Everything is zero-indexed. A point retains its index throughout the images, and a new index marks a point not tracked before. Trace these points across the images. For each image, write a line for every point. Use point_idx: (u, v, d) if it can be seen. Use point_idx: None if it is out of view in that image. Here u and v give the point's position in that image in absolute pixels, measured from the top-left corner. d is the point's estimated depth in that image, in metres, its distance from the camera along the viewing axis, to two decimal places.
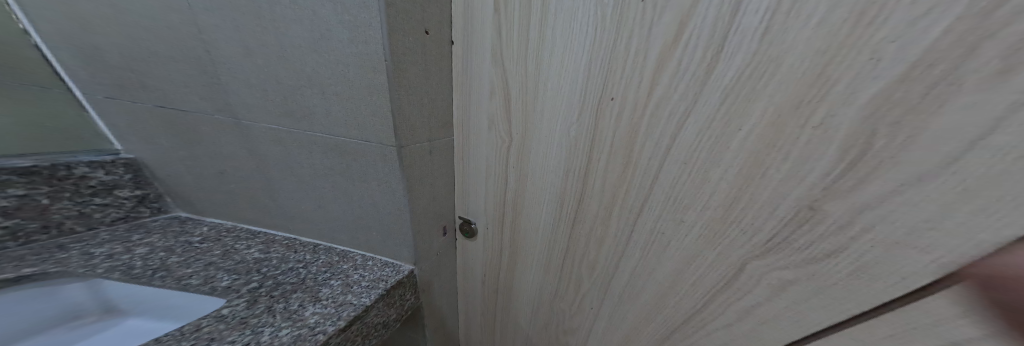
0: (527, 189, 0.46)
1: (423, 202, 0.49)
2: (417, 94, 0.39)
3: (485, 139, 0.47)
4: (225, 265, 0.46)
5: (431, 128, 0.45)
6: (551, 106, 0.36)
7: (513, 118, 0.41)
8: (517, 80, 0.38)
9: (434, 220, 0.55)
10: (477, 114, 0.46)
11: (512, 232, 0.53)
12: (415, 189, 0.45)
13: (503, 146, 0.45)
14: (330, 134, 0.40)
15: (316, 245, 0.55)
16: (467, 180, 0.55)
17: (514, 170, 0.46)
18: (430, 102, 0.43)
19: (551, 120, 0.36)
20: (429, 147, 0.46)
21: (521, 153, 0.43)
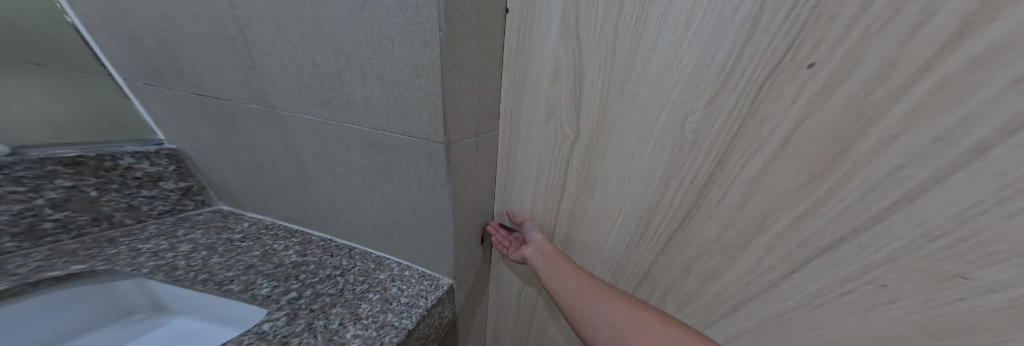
0: (595, 194, 0.39)
1: (467, 206, 0.43)
2: (467, 79, 0.31)
3: (540, 133, 0.40)
4: (264, 259, 0.45)
5: (480, 121, 0.38)
6: (650, 90, 0.29)
7: (586, 107, 0.34)
8: (596, 60, 0.31)
9: (474, 226, 0.48)
10: (531, 104, 0.39)
11: (566, 241, 0.46)
12: (459, 194, 0.39)
13: (564, 144, 0.38)
14: (369, 127, 0.33)
15: (351, 249, 0.52)
16: (512, 181, 0.48)
17: (578, 171, 0.39)
18: (481, 90, 0.36)
19: (652, 107, 0.29)
20: (476, 144, 0.39)
21: (593, 152, 0.36)
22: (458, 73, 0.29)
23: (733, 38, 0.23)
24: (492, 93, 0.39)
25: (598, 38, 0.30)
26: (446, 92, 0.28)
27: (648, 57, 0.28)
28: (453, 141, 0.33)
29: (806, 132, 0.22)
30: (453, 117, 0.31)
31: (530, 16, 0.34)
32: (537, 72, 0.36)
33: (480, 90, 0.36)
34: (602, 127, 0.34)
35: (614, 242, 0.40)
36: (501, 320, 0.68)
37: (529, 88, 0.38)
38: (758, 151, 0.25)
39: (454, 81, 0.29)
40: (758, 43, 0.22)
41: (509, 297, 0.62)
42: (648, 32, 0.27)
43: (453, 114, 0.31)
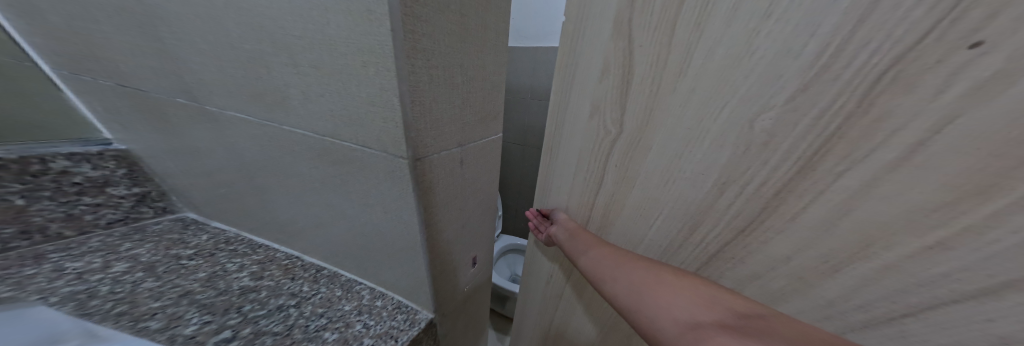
0: (639, 207, 0.31)
1: (444, 225, 0.36)
2: (435, 73, 0.24)
3: (582, 129, 0.34)
4: (215, 284, 0.38)
5: (455, 130, 0.30)
6: (709, 84, 0.22)
7: (636, 95, 0.27)
8: (646, 50, 0.25)
9: (450, 247, 0.41)
10: (575, 97, 0.34)
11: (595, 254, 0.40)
12: (431, 216, 0.31)
13: (604, 143, 0.32)
14: (312, 131, 0.25)
15: (317, 271, 0.45)
16: (546, 181, 0.43)
17: (620, 178, 0.32)
18: (454, 92, 0.28)
19: (703, 104, 0.23)
20: (453, 156, 0.31)
21: (632, 156, 0.29)
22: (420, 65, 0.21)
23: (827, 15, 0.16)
24: (469, 94, 0.31)
25: (651, 26, 0.25)
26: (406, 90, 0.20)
27: (714, 45, 0.21)
28: (417, 156, 0.24)
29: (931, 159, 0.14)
30: (416, 124, 0.22)
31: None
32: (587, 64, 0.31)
33: (453, 89, 0.28)
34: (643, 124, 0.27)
35: None
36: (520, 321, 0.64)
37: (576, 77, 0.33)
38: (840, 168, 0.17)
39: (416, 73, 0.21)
40: (885, 9, 0.14)
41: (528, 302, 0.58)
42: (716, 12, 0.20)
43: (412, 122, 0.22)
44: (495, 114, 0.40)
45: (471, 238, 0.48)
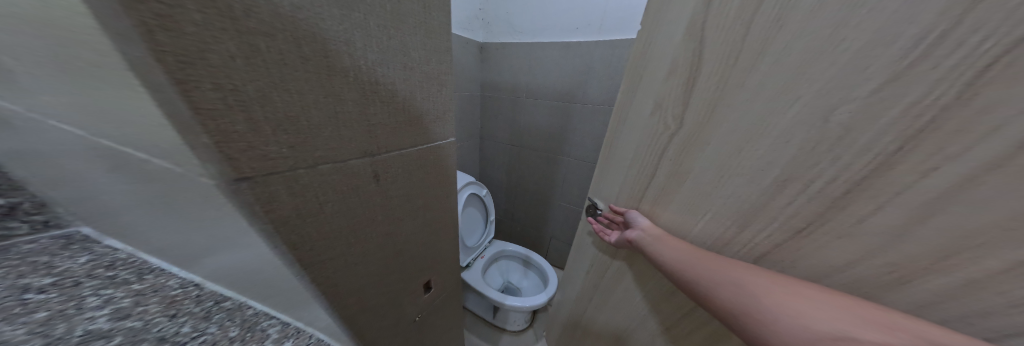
0: (692, 195, 0.29)
1: (354, 250, 0.28)
2: (294, 46, 0.15)
3: (647, 105, 0.33)
4: (46, 328, 0.14)
5: (352, 135, 0.22)
6: (802, 57, 0.19)
7: (710, 68, 0.25)
8: (730, 22, 0.23)
9: (372, 273, 0.33)
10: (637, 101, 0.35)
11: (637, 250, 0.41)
12: (318, 246, 0.23)
13: (667, 126, 0.30)
14: (83, 129, 0.16)
15: (221, 305, 0.20)
16: (600, 177, 0.45)
17: (671, 161, 0.30)
18: (344, 80, 0.20)
19: (775, 104, 0.21)
20: (350, 170, 0.23)
21: (685, 155, 0.29)
22: (241, 27, 0.12)
23: (938, 5, 0.14)
24: (375, 87, 0.23)
25: None
26: (200, 63, 0.11)
27: (800, 41, 0.19)
28: (260, 174, 0.15)
29: (984, 156, 0.14)
30: (239, 125, 0.14)
31: None
32: (658, 65, 0.31)
33: (340, 77, 0.19)
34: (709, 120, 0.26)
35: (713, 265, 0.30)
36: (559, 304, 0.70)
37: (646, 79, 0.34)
38: (924, 166, 0.16)
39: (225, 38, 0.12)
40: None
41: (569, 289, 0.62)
42: None
43: (226, 122, 0.13)
44: (427, 115, 0.33)
45: (408, 259, 0.40)
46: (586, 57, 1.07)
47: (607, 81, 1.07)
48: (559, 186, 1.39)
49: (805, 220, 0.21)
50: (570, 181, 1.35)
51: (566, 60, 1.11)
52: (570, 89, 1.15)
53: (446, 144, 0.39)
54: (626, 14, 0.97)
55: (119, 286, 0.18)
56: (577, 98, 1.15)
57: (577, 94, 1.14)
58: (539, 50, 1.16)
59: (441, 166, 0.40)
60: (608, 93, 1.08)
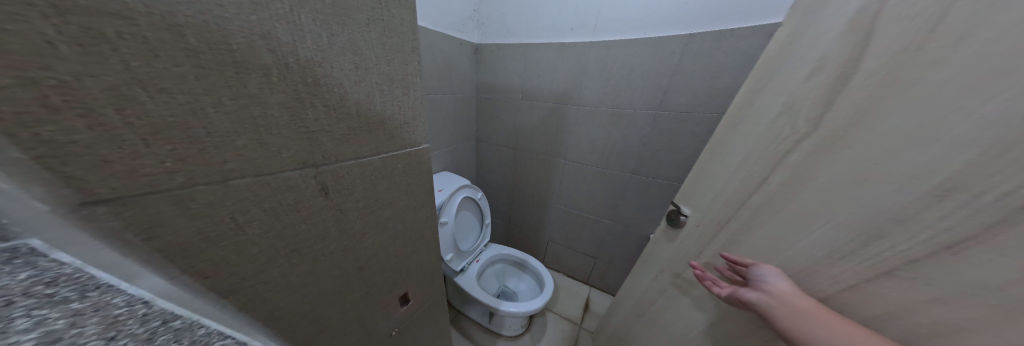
0: (789, 201, 0.36)
1: (298, 271, 0.24)
2: (173, 35, 0.12)
3: (768, 122, 0.38)
4: None
5: (281, 144, 0.19)
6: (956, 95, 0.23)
7: (845, 101, 0.30)
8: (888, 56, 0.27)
9: (326, 293, 0.30)
10: (750, 117, 0.42)
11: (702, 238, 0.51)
12: (242, 272, 0.19)
13: (789, 142, 0.36)
14: None
15: (169, 325, 0.15)
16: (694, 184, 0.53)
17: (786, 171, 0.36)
18: (264, 79, 0.16)
19: (955, 107, 0.23)
20: (283, 184, 0.20)
21: (811, 161, 0.33)
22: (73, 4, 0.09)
23: None
24: (313, 88, 0.20)
25: (902, 28, 0.26)
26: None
27: None
28: (130, 195, 0.13)
29: None
30: (77, 134, 0.10)
31: None
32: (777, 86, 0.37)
33: (258, 75, 0.16)
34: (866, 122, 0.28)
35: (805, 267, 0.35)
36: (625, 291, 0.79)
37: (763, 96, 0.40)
38: None
39: (35, 17, 0.09)
40: None
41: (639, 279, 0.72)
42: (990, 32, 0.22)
43: (53, 130, 0.10)
44: (391, 120, 0.30)
45: (374, 274, 0.37)
46: (582, 58, 1.04)
47: (604, 82, 1.03)
48: (555, 189, 1.36)
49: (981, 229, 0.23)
50: (566, 184, 1.32)
51: (562, 61, 1.08)
52: (565, 91, 1.12)
53: (417, 151, 0.36)
54: (623, 14, 0.93)
55: (56, 306, 0.11)
56: (573, 100, 1.12)
57: (573, 96, 1.11)
58: (534, 51, 1.12)
59: (412, 175, 0.37)
60: (604, 94, 1.05)
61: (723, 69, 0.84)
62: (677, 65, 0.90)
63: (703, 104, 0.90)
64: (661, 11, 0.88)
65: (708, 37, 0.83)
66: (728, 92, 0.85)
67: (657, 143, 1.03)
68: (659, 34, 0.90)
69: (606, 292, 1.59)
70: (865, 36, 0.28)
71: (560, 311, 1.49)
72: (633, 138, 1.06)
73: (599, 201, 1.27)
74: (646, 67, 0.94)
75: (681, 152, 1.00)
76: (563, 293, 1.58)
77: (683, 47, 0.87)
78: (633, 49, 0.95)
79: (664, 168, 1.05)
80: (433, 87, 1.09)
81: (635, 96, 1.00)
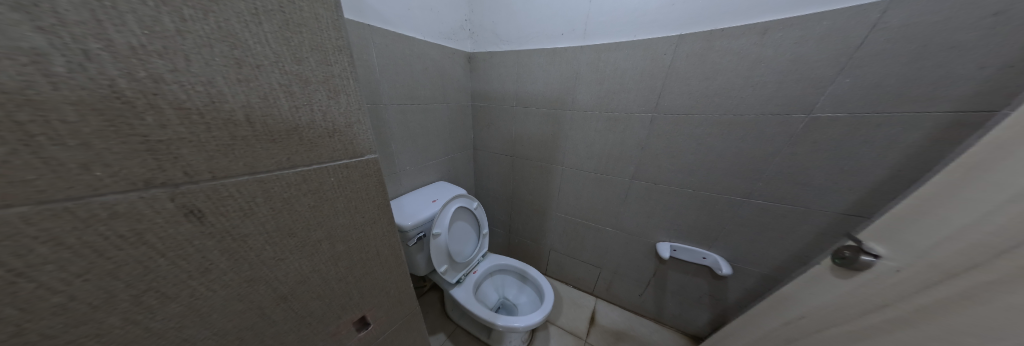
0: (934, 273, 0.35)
1: (164, 314, 0.21)
2: None
3: (942, 192, 0.36)
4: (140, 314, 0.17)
5: (87, 158, 0.14)
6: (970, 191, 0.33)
7: (960, 192, 0.34)
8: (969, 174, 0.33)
9: (227, 330, 0.25)
10: (930, 201, 0.37)
11: (897, 285, 0.38)
12: (46, 327, 0.16)
13: (912, 209, 0.39)
14: None
15: None
16: (892, 219, 0.41)
17: (912, 216, 0.39)
18: (34, 67, 0.12)
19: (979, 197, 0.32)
20: (107, 209, 0.16)
21: (934, 211, 0.36)
22: None
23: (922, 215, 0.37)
24: (149, 84, 0.16)
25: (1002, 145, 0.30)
26: None
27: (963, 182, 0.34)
28: None
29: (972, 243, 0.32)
30: None
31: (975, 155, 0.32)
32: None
33: (16, 62, 0.11)
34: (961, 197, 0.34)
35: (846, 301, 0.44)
36: (750, 330, 0.65)
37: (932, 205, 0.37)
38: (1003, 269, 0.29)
39: None
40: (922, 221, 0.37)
41: (772, 316, 0.59)
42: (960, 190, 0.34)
43: None
44: (310, 127, 0.24)
45: (307, 303, 0.32)
46: (572, 63, 0.99)
47: (596, 86, 0.98)
48: (553, 197, 1.29)
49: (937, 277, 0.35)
50: (564, 192, 1.25)
51: (552, 67, 1.03)
52: (558, 96, 1.07)
53: (357, 163, 0.30)
54: (612, 17, 0.88)
55: None
56: (567, 105, 1.07)
57: (567, 101, 1.06)
58: (525, 57, 1.08)
59: (353, 191, 0.31)
60: (598, 98, 0.99)
61: (721, 69, 0.77)
62: (671, 67, 0.83)
63: (703, 105, 0.83)
64: (652, 12, 0.82)
65: (700, 37, 0.77)
66: (727, 91, 0.78)
67: (658, 147, 0.95)
68: (652, 36, 0.84)
69: (613, 304, 1.48)
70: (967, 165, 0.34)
71: (564, 325, 1.38)
72: (631, 142, 0.99)
73: (601, 209, 1.20)
74: (639, 70, 0.88)
75: (684, 155, 0.92)
76: (566, 305, 1.47)
77: (676, 47, 0.81)
78: (623, 52, 0.89)
79: (666, 173, 0.97)
80: (425, 97, 1.07)
81: (632, 99, 0.93)
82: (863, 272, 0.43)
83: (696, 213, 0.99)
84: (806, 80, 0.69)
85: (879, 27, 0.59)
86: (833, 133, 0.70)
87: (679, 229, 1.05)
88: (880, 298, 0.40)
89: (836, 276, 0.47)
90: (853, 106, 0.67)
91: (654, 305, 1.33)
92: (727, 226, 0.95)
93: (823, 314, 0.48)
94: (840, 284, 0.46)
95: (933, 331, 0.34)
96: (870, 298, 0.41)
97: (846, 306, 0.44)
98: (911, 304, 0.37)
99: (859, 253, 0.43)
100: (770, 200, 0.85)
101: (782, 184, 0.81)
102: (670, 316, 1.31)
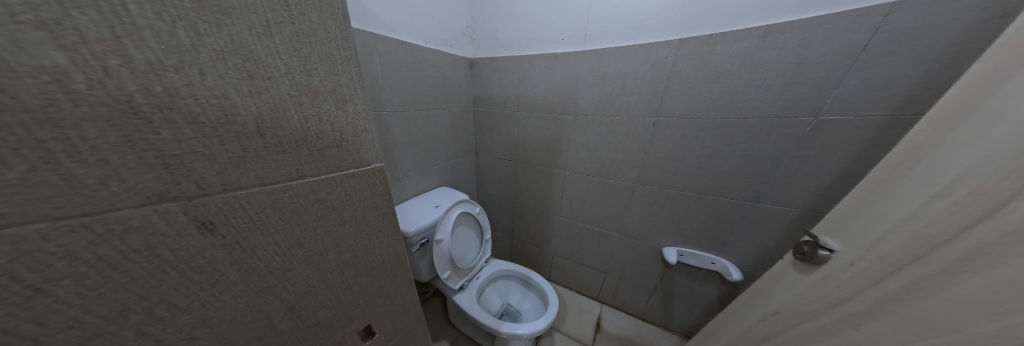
0: (884, 263, 0.37)
1: (175, 326, 0.20)
2: None
3: (888, 181, 0.38)
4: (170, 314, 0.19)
5: (104, 174, 0.15)
6: (913, 176, 0.36)
7: (903, 179, 0.37)
8: (912, 160, 0.36)
9: (235, 340, 0.25)
10: (880, 190, 0.39)
11: (853, 278, 0.41)
12: (62, 341, 0.16)
13: (862, 199, 0.41)
14: None
15: None
16: (839, 215, 0.44)
17: (860, 209, 0.41)
18: (55, 85, 0.12)
19: (924, 182, 0.34)
20: (123, 223, 0.16)
21: (881, 199, 0.39)
22: None
23: (872, 204, 0.40)
24: (165, 99, 0.16)
25: (942, 128, 0.33)
26: None
27: (906, 169, 0.36)
28: None
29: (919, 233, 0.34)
30: None
31: (919, 141, 0.35)
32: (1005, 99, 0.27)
33: (37, 80, 0.12)
34: (904, 182, 0.36)
35: (812, 294, 0.47)
36: (730, 328, 0.66)
37: (881, 195, 0.39)
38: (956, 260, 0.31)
39: None
40: (870, 213, 0.40)
41: (749, 311, 0.60)
42: (902, 175, 0.37)
43: None
44: (319, 136, 0.25)
45: (314, 313, 0.31)
46: (573, 67, 1.00)
47: (598, 90, 0.98)
48: (557, 201, 1.29)
49: (893, 268, 0.36)
50: (568, 196, 1.25)
51: (554, 72, 1.04)
52: (560, 101, 1.07)
53: (364, 172, 0.30)
54: (612, 21, 0.89)
55: None
56: (569, 110, 1.07)
57: (569, 105, 1.06)
58: (527, 62, 1.09)
59: (359, 199, 0.31)
60: (599, 102, 1.00)
61: (722, 72, 0.77)
62: (673, 71, 0.83)
63: (706, 109, 0.83)
64: (652, 17, 0.82)
65: (700, 41, 0.78)
66: (730, 94, 0.78)
67: (661, 150, 0.95)
68: (652, 40, 0.85)
69: (619, 310, 1.45)
70: (904, 151, 0.37)
71: (569, 331, 1.36)
72: (634, 146, 0.99)
73: (605, 213, 1.18)
74: (640, 73, 0.89)
75: (688, 159, 0.91)
76: (571, 311, 1.45)
77: (676, 51, 0.81)
78: (625, 56, 0.89)
79: (671, 176, 0.97)
80: (428, 104, 1.08)
81: (633, 102, 0.93)
82: (823, 266, 0.45)
83: (703, 217, 0.98)
84: (809, 82, 0.69)
85: (883, 30, 0.59)
86: (841, 135, 0.70)
87: (686, 234, 1.04)
88: (837, 291, 0.43)
89: (799, 271, 0.49)
90: (860, 108, 0.66)
91: (661, 310, 1.30)
92: (734, 229, 0.94)
93: (795, 308, 0.50)
94: (806, 278, 0.48)
95: (893, 323, 0.37)
96: (829, 291, 0.44)
97: (814, 300, 0.46)
98: (867, 298, 0.39)
99: (817, 248, 0.46)
100: (777, 203, 0.84)
101: (789, 188, 0.81)
102: (678, 323, 1.29)
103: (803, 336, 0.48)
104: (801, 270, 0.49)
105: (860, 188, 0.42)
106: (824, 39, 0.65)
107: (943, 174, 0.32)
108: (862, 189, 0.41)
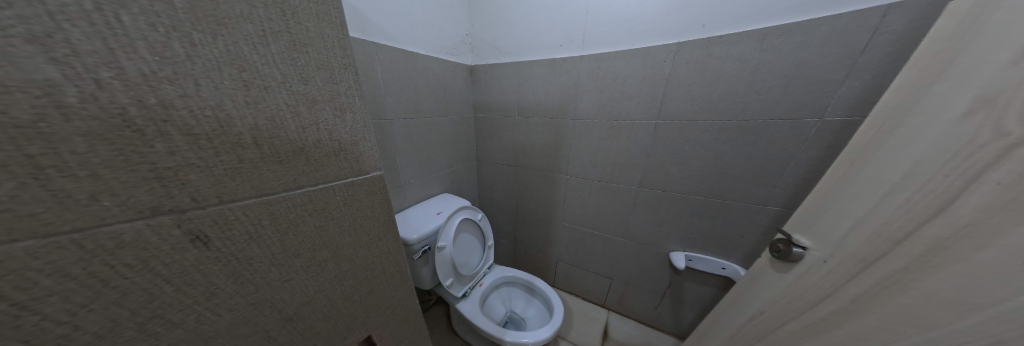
0: (855, 260, 0.37)
1: (169, 341, 0.20)
2: None
3: (846, 180, 0.40)
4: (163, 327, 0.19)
5: (95, 189, 0.14)
6: (866, 174, 0.37)
7: (858, 178, 0.38)
8: (864, 159, 0.38)
9: None
10: (838, 189, 0.41)
11: (828, 275, 0.40)
12: None
13: (824, 198, 0.43)
14: None
15: None
16: (806, 214, 0.45)
17: (825, 207, 0.42)
18: (48, 100, 0.12)
19: (877, 178, 0.36)
20: (114, 238, 0.16)
21: (841, 198, 0.40)
22: None
23: (835, 202, 0.41)
24: (159, 111, 0.16)
25: (885, 128, 0.35)
26: None
27: (859, 168, 0.38)
28: None
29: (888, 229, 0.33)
30: None
31: (868, 141, 0.37)
32: (934, 102, 0.30)
33: (29, 95, 0.11)
34: (860, 180, 0.38)
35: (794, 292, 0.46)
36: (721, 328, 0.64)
37: (839, 194, 0.41)
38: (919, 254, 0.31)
39: None
40: (834, 210, 0.41)
41: (738, 311, 0.59)
42: (858, 172, 0.38)
43: None
44: (316, 146, 0.24)
45: (313, 324, 0.31)
46: (572, 73, 1.00)
47: (598, 95, 0.98)
48: (559, 206, 1.27)
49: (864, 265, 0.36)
50: (569, 200, 1.24)
51: (553, 77, 1.04)
52: (559, 105, 1.07)
53: (363, 181, 0.30)
54: (609, 27, 0.89)
55: None
56: (569, 114, 1.07)
57: (569, 110, 1.06)
58: (526, 69, 1.10)
59: (358, 209, 0.31)
60: (598, 108, 0.99)
61: (722, 74, 0.77)
62: (671, 74, 0.83)
63: (707, 111, 0.82)
64: (649, 23, 0.83)
65: (699, 44, 0.77)
66: (731, 97, 0.78)
67: (664, 153, 0.94)
68: (649, 45, 0.85)
69: (627, 317, 1.41)
70: (855, 151, 0.39)
71: (575, 339, 1.32)
72: (635, 149, 0.98)
73: (609, 218, 1.17)
74: (638, 78, 0.89)
75: (693, 161, 0.90)
76: (576, 318, 1.41)
77: (674, 55, 0.81)
78: (623, 61, 0.90)
79: (675, 179, 0.95)
80: (428, 111, 1.09)
81: (633, 106, 0.93)
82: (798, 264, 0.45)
83: (709, 221, 0.96)
84: (810, 83, 0.68)
85: (882, 31, 0.59)
86: (848, 136, 0.68)
87: (692, 237, 1.02)
88: (816, 287, 0.42)
89: (777, 270, 0.49)
90: (866, 108, 0.65)
91: (670, 317, 1.27)
92: (741, 232, 0.92)
93: (779, 306, 0.48)
94: (783, 277, 0.48)
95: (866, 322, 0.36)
96: (808, 288, 0.43)
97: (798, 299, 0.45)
98: (841, 296, 0.39)
99: (791, 246, 0.46)
100: (784, 205, 0.82)
101: (797, 190, 0.79)
102: (688, 330, 1.25)
103: (789, 337, 0.46)
104: (780, 269, 0.49)
105: (821, 188, 0.44)
106: (822, 40, 0.64)
107: (893, 170, 0.34)
108: (823, 189, 0.43)
